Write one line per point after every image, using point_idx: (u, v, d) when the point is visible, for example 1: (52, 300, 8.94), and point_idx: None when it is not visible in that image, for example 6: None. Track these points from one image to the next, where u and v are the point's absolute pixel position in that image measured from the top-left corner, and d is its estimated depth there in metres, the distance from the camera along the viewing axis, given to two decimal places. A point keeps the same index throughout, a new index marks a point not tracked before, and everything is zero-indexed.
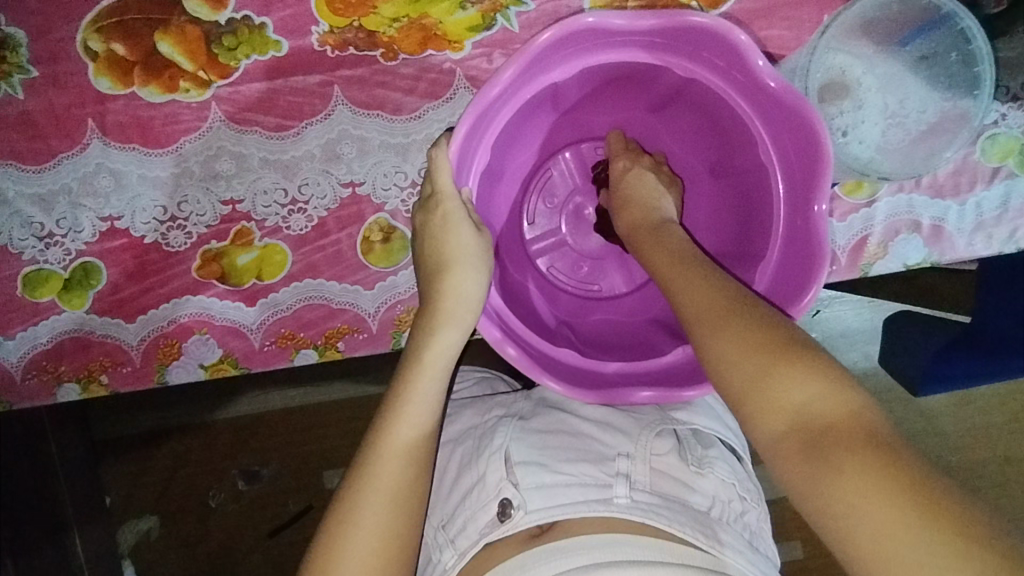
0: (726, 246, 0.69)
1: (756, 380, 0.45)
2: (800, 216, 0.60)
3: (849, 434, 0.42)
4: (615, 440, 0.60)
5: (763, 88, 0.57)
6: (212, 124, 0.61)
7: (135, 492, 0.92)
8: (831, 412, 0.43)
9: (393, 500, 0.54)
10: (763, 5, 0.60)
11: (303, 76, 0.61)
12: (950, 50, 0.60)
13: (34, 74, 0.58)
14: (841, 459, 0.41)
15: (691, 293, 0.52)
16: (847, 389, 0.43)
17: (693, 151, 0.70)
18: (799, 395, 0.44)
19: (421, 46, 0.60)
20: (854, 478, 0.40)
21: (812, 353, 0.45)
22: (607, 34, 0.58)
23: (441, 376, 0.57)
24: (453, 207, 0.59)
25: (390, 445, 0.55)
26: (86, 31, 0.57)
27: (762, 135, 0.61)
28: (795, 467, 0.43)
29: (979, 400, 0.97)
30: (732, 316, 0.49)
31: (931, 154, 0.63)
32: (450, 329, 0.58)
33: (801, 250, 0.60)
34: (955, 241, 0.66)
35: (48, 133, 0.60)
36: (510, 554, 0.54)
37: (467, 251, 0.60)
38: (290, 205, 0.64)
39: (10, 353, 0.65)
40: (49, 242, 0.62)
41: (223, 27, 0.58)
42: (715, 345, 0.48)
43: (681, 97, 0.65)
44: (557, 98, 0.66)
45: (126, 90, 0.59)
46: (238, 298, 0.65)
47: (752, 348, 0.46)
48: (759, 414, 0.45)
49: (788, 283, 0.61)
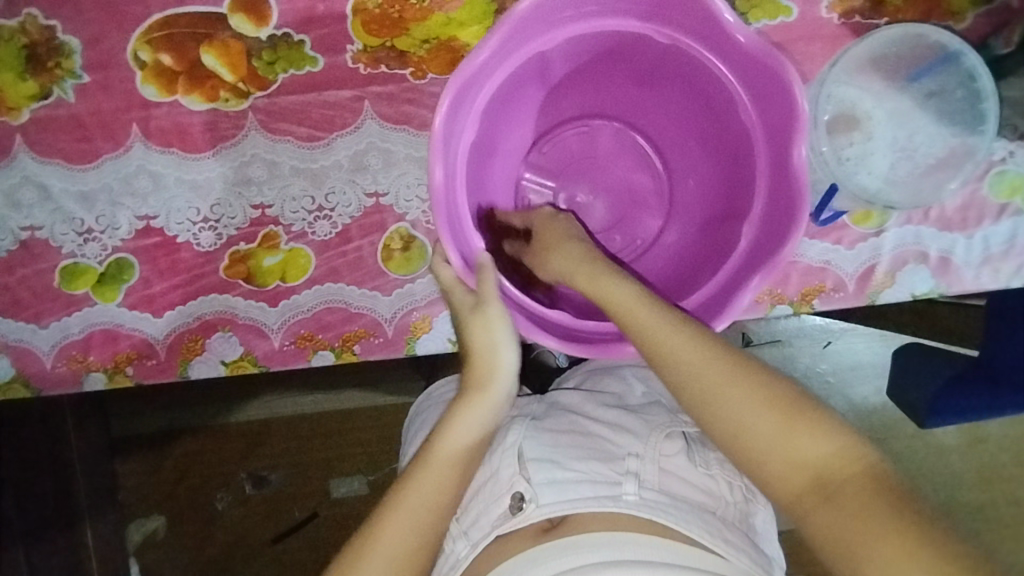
0: (721, 170, 0.70)
1: (771, 441, 0.48)
2: (771, 109, 0.61)
3: (859, 485, 0.46)
4: (626, 441, 0.62)
5: (681, 11, 0.60)
6: (247, 132, 0.65)
7: (146, 490, 0.93)
8: (841, 466, 0.47)
9: (393, 565, 0.54)
10: (780, 39, 0.63)
11: (335, 90, 0.64)
12: (956, 88, 0.63)
13: (85, 80, 0.63)
14: (858, 512, 0.44)
15: (683, 352, 0.51)
16: (851, 444, 0.47)
17: (641, 98, 0.73)
18: (806, 451, 0.47)
19: (448, 66, 0.65)
20: (877, 532, 0.43)
21: (822, 414, 0.48)
22: (528, 28, 0.61)
23: (469, 450, 0.57)
24: (457, 299, 0.62)
25: (397, 509, 0.55)
26: (137, 42, 0.62)
27: (705, 60, 0.62)
28: (822, 518, 0.46)
29: (990, 441, 0.96)
30: (738, 373, 0.50)
31: (937, 186, 0.64)
32: (486, 403, 0.59)
33: (784, 142, 0.60)
34: (962, 273, 0.67)
35: (94, 135, 0.64)
36: (522, 548, 0.55)
37: (486, 334, 0.60)
38: (316, 212, 0.66)
39: (42, 341, 0.67)
40: (87, 238, 0.65)
41: (264, 43, 0.63)
42: (725, 404, 0.49)
43: (619, 57, 0.67)
44: (529, 89, 0.68)
45: (170, 98, 0.63)
46: (262, 298, 0.68)
47: (764, 406, 0.49)
48: (776, 471, 0.48)
49: (783, 186, 0.61)
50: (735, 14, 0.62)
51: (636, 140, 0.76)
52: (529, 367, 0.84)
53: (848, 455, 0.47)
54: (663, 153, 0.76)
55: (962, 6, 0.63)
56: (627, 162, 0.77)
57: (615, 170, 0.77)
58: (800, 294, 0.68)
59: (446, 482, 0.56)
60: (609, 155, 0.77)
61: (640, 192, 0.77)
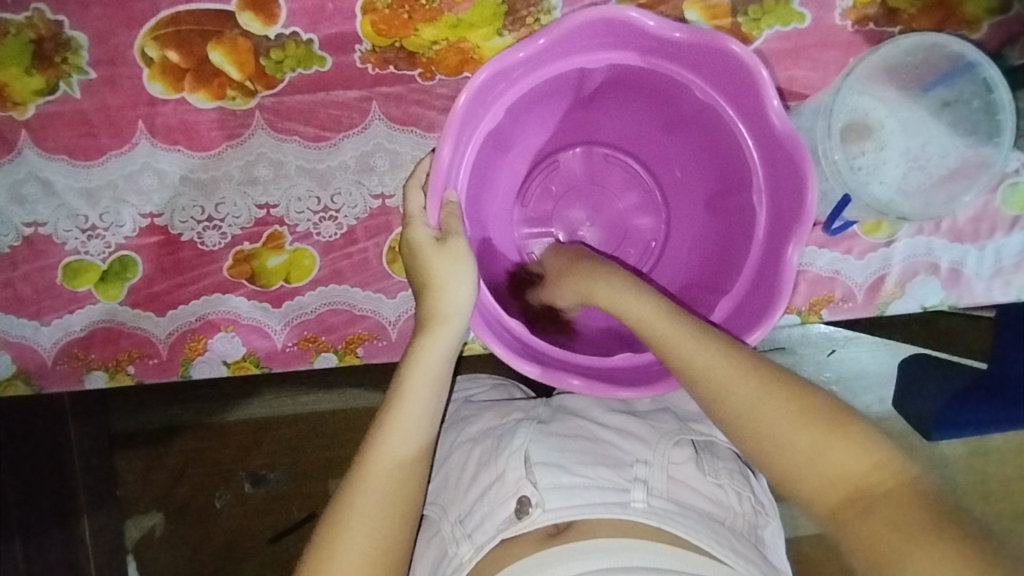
0: (713, 187, 0.69)
1: (809, 452, 0.47)
2: (770, 139, 0.60)
3: (896, 498, 0.44)
4: (633, 447, 0.61)
5: (681, 45, 0.59)
6: (254, 132, 0.64)
7: (146, 487, 0.92)
8: (878, 480, 0.45)
9: (379, 520, 0.54)
10: (792, 46, 0.63)
11: (343, 90, 0.64)
12: (972, 98, 0.62)
13: (91, 76, 0.62)
14: (896, 527, 0.43)
15: (713, 364, 0.51)
16: (887, 459, 0.46)
17: (638, 123, 0.72)
18: (844, 464, 0.46)
19: (458, 68, 0.64)
20: (915, 548, 0.42)
21: (860, 428, 0.47)
22: (571, 46, 0.60)
23: (432, 383, 0.58)
24: (418, 232, 0.59)
25: (373, 462, 0.55)
26: (144, 38, 0.61)
27: (705, 87, 0.62)
28: (858, 533, 0.44)
29: (994, 452, 0.96)
30: (771, 386, 0.50)
31: (951, 198, 0.63)
32: (445, 335, 0.58)
33: (787, 171, 0.60)
34: (972, 285, 0.67)
35: (100, 131, 0.63)
36: (526, 553, 0.55)
37: (451, 269, 0.58)
38: (321, 212, 0.66)
39: (43, 338, 0.67)
40: (91, 235, 0.65)
41: (272, 41, 0.62)
42: (760, 417, 0.49)
43: (621, 86, 0.67)
44: (528, 113, 0.68)
45: (176, 95, 0.63)
46: (265, 299, 0.67)
47: (797, 420, 0.48)
48: (811, 485, 0.47)
49: (785, 212, 0.61)
50: (748, 20, 0.62)
51: (633, 162, 0.76)
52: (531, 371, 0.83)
53: (885, 470, 0.46)
54: (660, 174, 0.75)
55: (977, 16, 0.62)
56: (620, 181, 0.77)
57: (611, 192, 0.77)
58: (808, 304, 0.67)
59: (419, 431, 0.56)
60: (605, 177, 0.76)
61: (636, 215, 0.77)
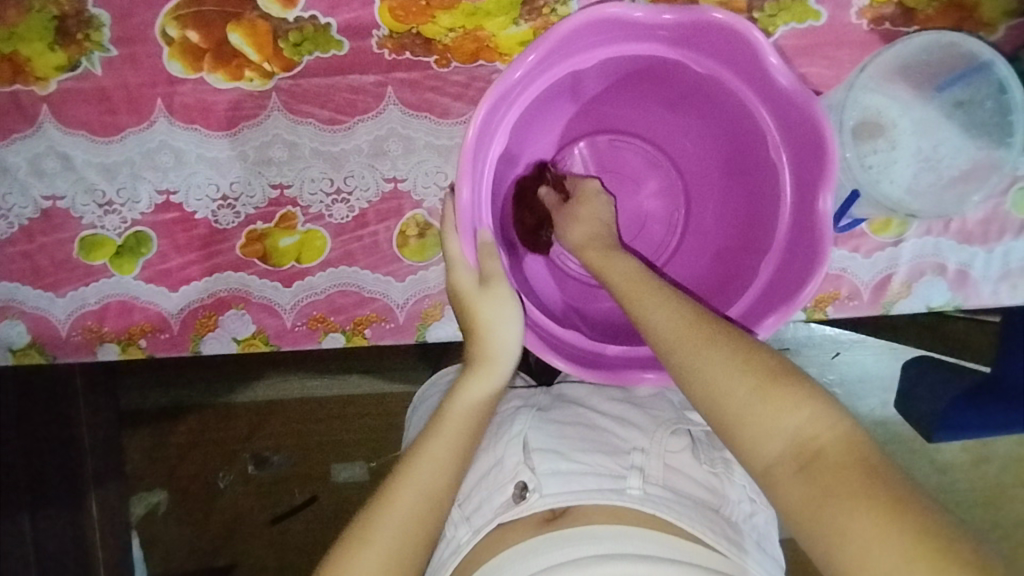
0: (734, 172, 0.70)
1: (746, 408, 0.46)
2: (792, 124, 0.61)
3: (833, 454, 0.43)
4: (631, 435, 0.62)
5: (699, 34, 0.60)
6: (270, 113, 0.65)
7: (152, 464, 0.94)
8: (818, 433, 0.44)
9: (409, 531, 0.53)
10: (807, 43, 0.63)
11: (359, 75, 0.65)
12: (985, 99, 0.62)
13: (112, 53, 0.63)
14: (829, 480, 0.42)
15: (661, 314, 0.52)
16: (832, 413, 0.45)
17: (657, 112, 0.73)
18: (780, 418, 0.45)
19: (474, 56, 0.65)
20: (846, 500, 0.41)
21: (804, 381, 0.47)
22: (591, 40, 0.61)
23: (478, 418, 0.59)
24: (463, 278, 0.62)
25: (412, 475, 0.55)
26: (165, 18, 0.63)
27: (728, 77, 0.62)
28: (792, 487, 0.44)
29: (995, 459, 0.96)
30: (711, 341, 0.49)
31: (961, 198, 0.64)
32: (491, 376, 0.60)
33: (809, 155, 0.60)
34: (979, 288, 0.67)
35: (120, 109, 0.64)
36: (521, 537, 0.54)
37: (495, 311, 0.61)
38: (334, 194, 0.67)
39: (58, 310, 0.68)
40: (108, 210, 0.66)
41: (291, 24, 0.63)
42: (697, 365, 0.49)
43: (634, 74, 0.67)
44: (550, 106, 0.69)
45: (196, 75, 0.64)
46: (276, 278, 0.68)
47: (735, 369, 0.47)
48: (750, 439, 0.46)
49: (808, 198, 0.61)
50: (764, 16, 0.62)
51: (651, 147, 0.76)
52: (534, 362, 0.84)
53: (824, 424, 0.45)
54: (679, 161, 0.76)
55: (994, 18, 0.62)
56: (644, 169, 0.77)
57: (633, 178, 0.77)
58: (814, 300, 0.67)
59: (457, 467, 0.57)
60: (626, 165, 0.77)
61: (657, 201, 0.77)
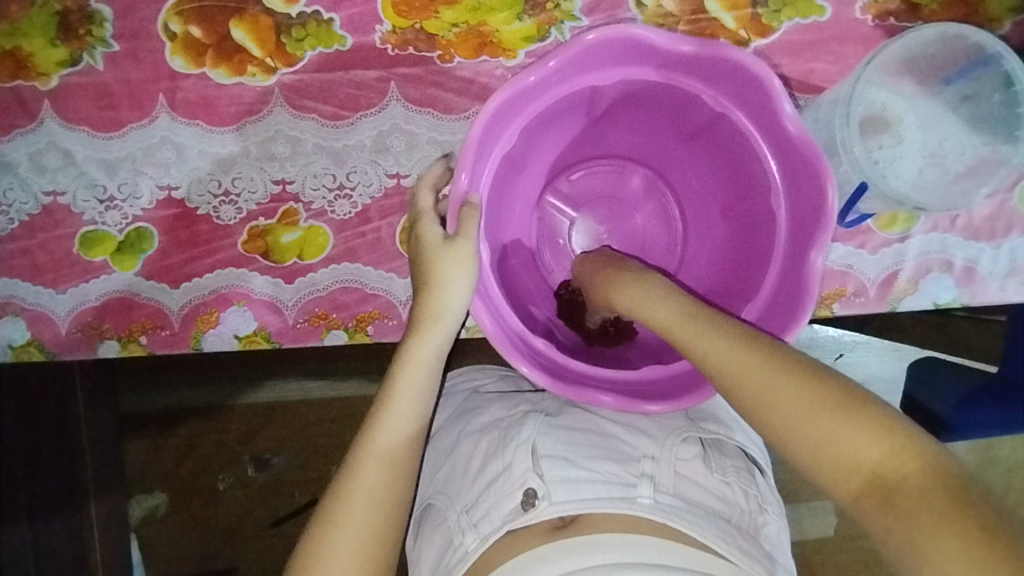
0: (728, 194, 0.70)
1: (819, 444, 0.45)
2: (784, 147, 0.60)
3: (918, 484, 0.42)
4: (639, 441, 0.61)
5: (689, 57, 0.59)
6: (273, 108, 0.65)
7: (153, 466, 0.93)
8: (899, 464, 0.43)
9: (368, 518, 0.54)
10: (811, 39, 0.63)
11: (362, 70, 0.64)
12: (991, 92, 0.62)
13: (115, 49, 0.63)
14: (916, 513, 0.41)
15: (715, 350, 0.50)
16: (911, 439, 0.43)
17: (651, 132, 0.72)
18: (861, 452, 0.44)
19: (477, 51, 0.64)
20: (938, 537, 0.40)
21: (879, 407, 0.45)
22: (584, 61, 0.60)
23: (425, 377, 0.59)
24: (427, 230, 0.61)
25: (368, 452, 0.56)
26: (168, 13, 0.63)
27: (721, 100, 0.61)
28: (881, 523, 0.43)
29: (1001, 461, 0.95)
30: (772, 373, 0.48)
31: (967, 190, 0.63)
32: (439, 333, 0.59)
33: (802, 180, 0.59)
34: (987, 285, 0.66)
35: (121, 104, 0.64)
36: (532, 545, 0.55)
37: (449, 270, 0.59)
38: (336, 190, 0.66)
39: (58, 307, 0.67)
40: (109, 206, 0.66)
41: (294, 19, 0.63)
42: (762, 406, 0.47)
43: (633, 97, 0.66)
44: (552, 126, 0.68)
45: (198, 70, 0.64)
46: (278, 274, 0.68)
47: (803, 405, 0.46)
48: (831, 476, 0.45)
49: (805, 221, 0.60)
50: (767, 11, 0.62)
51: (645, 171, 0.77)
52: None
53: (909, 452, 0.43)
54: (676, 183, 0.76)
55: (998, 14, 0.63)
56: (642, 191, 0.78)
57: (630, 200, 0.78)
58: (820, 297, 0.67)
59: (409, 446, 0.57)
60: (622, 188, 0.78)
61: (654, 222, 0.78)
